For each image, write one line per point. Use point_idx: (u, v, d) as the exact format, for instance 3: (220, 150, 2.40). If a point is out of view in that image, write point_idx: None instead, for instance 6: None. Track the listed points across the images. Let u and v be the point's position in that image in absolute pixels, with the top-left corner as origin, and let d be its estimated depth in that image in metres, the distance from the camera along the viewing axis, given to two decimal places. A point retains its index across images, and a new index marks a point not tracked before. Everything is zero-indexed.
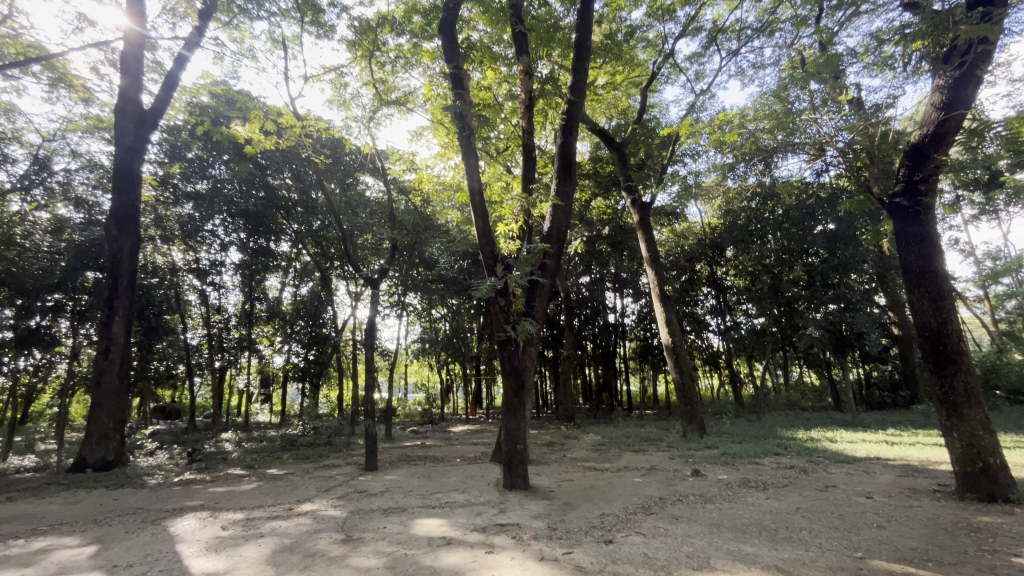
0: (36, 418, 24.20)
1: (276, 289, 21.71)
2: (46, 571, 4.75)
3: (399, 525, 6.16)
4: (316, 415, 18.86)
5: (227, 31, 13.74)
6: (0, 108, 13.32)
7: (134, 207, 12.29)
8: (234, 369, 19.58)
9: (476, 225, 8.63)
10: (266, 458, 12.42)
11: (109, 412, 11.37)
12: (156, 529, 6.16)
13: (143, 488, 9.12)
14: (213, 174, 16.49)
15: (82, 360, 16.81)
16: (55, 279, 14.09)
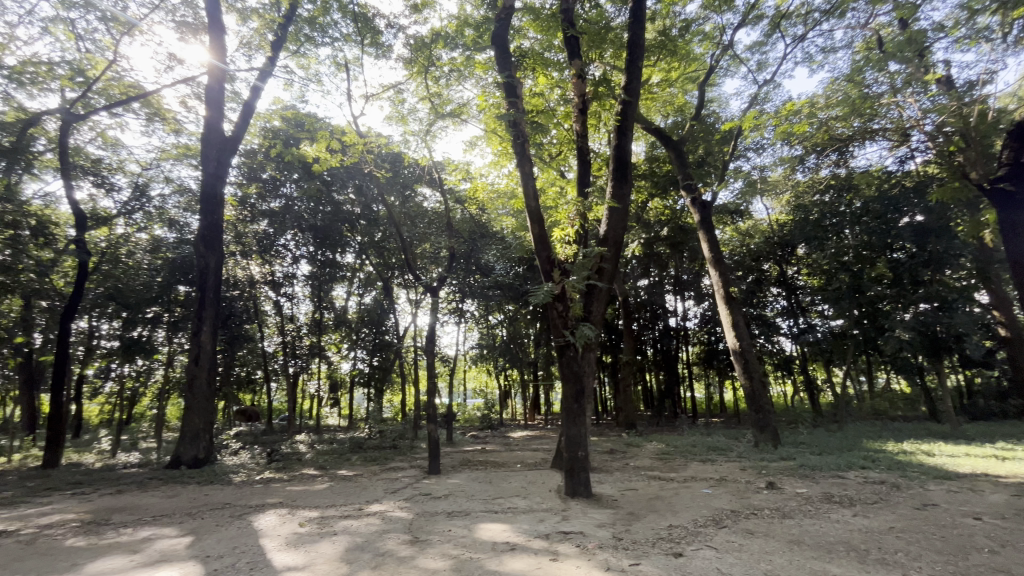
0: (138, 418, 26.84)
1: (343, 299, 22.87)
2: (151, 558, 5.24)
3: (463, 529, 6.25)
4: (381, 420, 19.57)
5: (296, 59, 14.76)
6: (108, 143, 15.05)
7: (218, 227, 13.41)
8: (306, 375, 20.75)
9: (532, 230, 8.65)
10: (337, 460, 13.05)
11: (199, 414, 12.40)
12: (242, 523, 6.63)
13: (230, 485, 9.86)
14: (284, 193, 17.68)
15: (176, 366, 18.47)
16: (153, 293, 15.76)
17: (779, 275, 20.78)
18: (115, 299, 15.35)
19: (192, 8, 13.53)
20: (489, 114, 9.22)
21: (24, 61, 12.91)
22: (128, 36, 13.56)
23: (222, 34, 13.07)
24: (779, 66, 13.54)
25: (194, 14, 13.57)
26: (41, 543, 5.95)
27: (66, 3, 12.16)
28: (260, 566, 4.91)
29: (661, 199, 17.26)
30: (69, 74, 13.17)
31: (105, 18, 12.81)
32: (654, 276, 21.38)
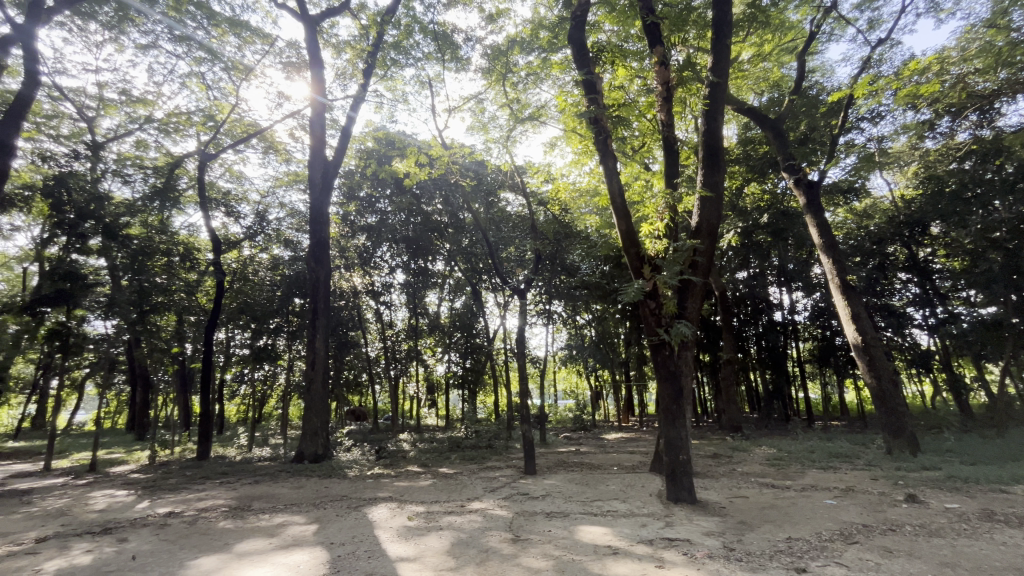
0: (267, 416, 30.31)
1: (435, 304, 24.04)
2: (285, 542, 5.87)
3: (562, 530, 6.23)
4: (476, 420, 20.20)
5: (385, 83, 15.83)
6: (234, 176, 17.24)
7: (325, 243, 14.70)
8: (406, 377, 22.06)
9: (619, 226, 8.45)
10: (438, 458, 13.72)
11: (317, 414, 13.68)
12: (358, 515, 7.20)
13: (346, 478, 10.78)
14: (380, 208, 18.96)
15: (296, 370, 20.58)
16: (275, 306, 17.80)
17: (909, 260, 18.22)
18: (245, 312, 17.50)
19: (295, 49, 15.08)
20: (570, 113, 9.12)
21: (169, 113, 15.24)
22: (246, 80, 15.45)
23: (321, 69, 14.38)
24: (895, 21, 11.96)
25: (297, 54, 15.11)
26: (200, 524, 6.94)
27: (198, 59, 14.15)
28: (376, 556, 5.28)
29: (759, 183, 15.99)
30: (203, 120, 15.31)
31: (227, 68, 14.70)
32: (755, 267, 19.65)
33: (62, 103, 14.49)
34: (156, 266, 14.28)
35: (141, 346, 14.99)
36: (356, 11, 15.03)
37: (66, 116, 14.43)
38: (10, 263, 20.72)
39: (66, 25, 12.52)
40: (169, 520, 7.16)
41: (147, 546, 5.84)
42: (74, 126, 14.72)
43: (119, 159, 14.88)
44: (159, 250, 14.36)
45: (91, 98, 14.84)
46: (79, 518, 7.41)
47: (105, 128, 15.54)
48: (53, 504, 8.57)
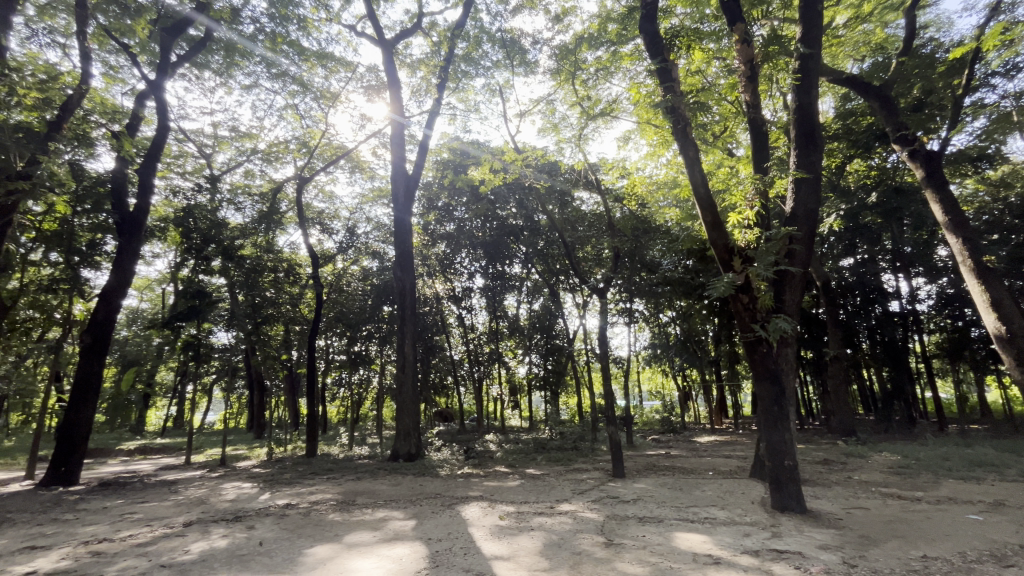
0: (364, 417, 32.52)
1: (514, 307, 24.34)
2: (387, 536, 6.23)
3: (657, 536, 6.00)
4: (560, 421, 20.15)
5: (457, 94, 16.41)
6: (325, 197, 18.75)
7: (409, 253, 15.49)
8: (489, 379, 22.59)
9: (703, 218, 7.99)
10: (524, 459, 13.86)
11: (409, 414, 14.39)
12: (452, 512, 7.48)
13: (438, 477, 11.24)
14: (457, 216, 19.55)
15: (387, 374, 21.88)
16: (367, 314, 19.07)
17: None
18: (342, 320, 18.98)
19: (375, 72, 16.10)
20: (645, 105, 8.75)
21: (270, 143, 16.92)
22: (333, 107, 16.74)
23: (399, 89, 15.20)
24: None
25: (376, 77, 16.11)
26: (313, 516, 7.58)
27: (292, 92, 15.62)
28: (472, 553, 5.43)
29: (864, 159, 14.38)
30: (299, 147, 16.87)
31: (317, 97, 16.05)
32: (862, 252, 18.00)
33: (187, 145, 16.65)
34: (266, 282, 15.92)
35: (257, 353, 16.75)
36: (427, 29, 15.73)
37: (190, 154, 16.54)
38: (153, 286, 24.15)
39: (187, 76, 14.38)
40: (288, 511, 7.91)
41: (271, 534, 6.49)
42: (196, 163, 16.82)
43: (232, 189, 16.79)
44: (267, 267, 15.98)
45: (208, 137, 16.89)
46: (215, 507, 8.42)
47: (220, 162, 17.62)
48: (195, 494, 9.82)
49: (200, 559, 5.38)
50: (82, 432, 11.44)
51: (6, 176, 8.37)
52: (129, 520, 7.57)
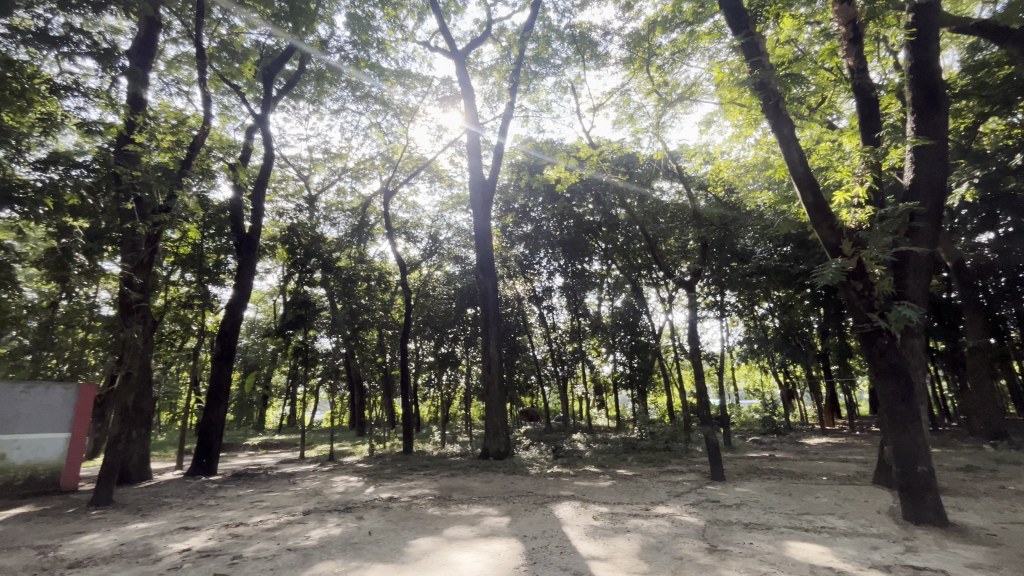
0: (454, 416, 33.80)
1: (595, 305, 23.95)
2: (484, 531, 6.42)
3: (768, 544, 5.57)
4: (649, 421, 19.48)
5: (528, 96, 16.57)
6: (409, 207, 19.78)
7: (489, 256, 15.86)
8: (573, 378, 22.45)
9: (804, 200, 7.26)
10: (614, 459, 13.58)
11: (496, 414, 14.69)
12: (546, 511, 7.53)
13: (529, 476, 11.36)
14: (534, 217, 19.64)
15: (473, 374, 22.54)
16: (452, 317, 19.81)
17: None
18: (429, 323, 19.92)
19: (448, 84, 16.70)
20: (729, 84, 8.23)
21: (358, 161, 18.21)
22: (412, 121, 17.64)
23: (472, 98, 15.64)
24: None
25: (450, 87, 16.71)
26: (414, 509, 8.00)
27: (375, 111, 16.71)
28: (568, 552, 5.43)
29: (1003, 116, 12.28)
30: (383, 162, 17.99)
31: (397, 114, 17.00)
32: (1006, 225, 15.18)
33: (288, 169, 18.42)
34: (360, 290, 17.19)
35: (355, 357, 18.11)
36: (497, 36, 16.04)
37: (291, 178, 18.29)
38: (266, 299, 26.99)
39: (286, 107, 15.91)
40: (391, 504, 8.44)
41: (378, 524, 6.96)
42: (296, 185, 18.53)
43: (327, 207, 18.29)
44: (361, 277, 17.23)
45: (305, 160, 18.55)
46: (328, 498, 9.21)
47: (316, 182, 19.25)
48: (310, 486, 10.80)
49: (320, 544, 5.91)
50: (217, 428, 13.05)
51: (151, 211, 9.78)
52: (259, 507, 8.51)
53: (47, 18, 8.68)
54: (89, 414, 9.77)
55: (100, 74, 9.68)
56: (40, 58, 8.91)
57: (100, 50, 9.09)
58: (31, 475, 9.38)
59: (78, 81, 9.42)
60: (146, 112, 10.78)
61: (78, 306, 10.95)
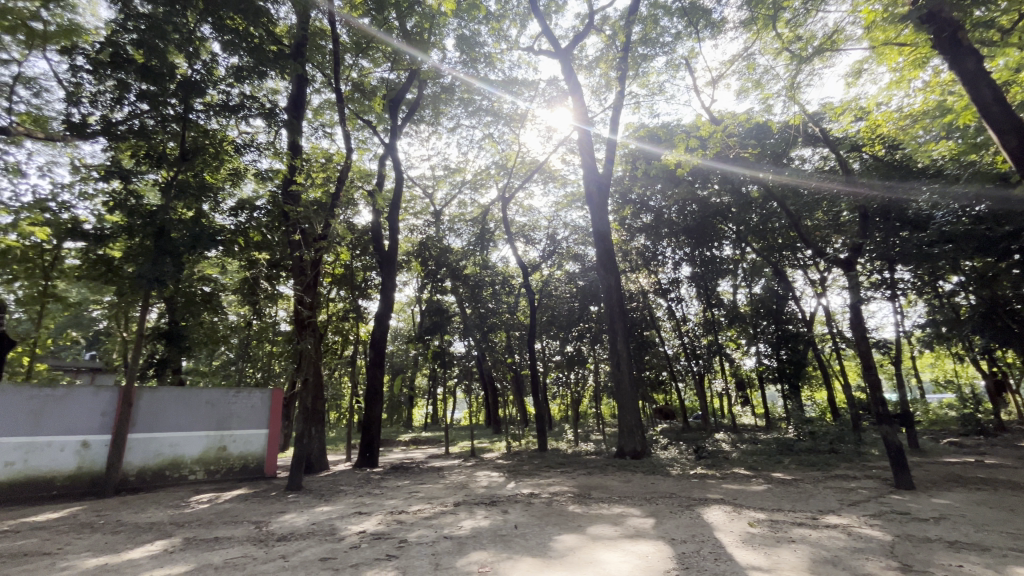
0: (585, 415, 33.71)
1: (730, 293, 22.07)
2: (629, 532, 6.29)
3: (985, 569, 4.58)
4: (807, 419, 17.32)
5: (638, 81, 15.99)
6: (525, 211, 20.29)
7: (610, 251, 15.53)
8: (710, 373, 20.90)
9: (1004, 144, 6.05)
10: (768, 461, 12.32)
11: (629, 412, 14.28)
12: (693, 514, 7.12)
13: (670, 477, 10.86)
14: (654, 205, 18.65)
15: (602, 372, 22.23)
16: (576, 315, 19.85)
17: None
18: (555, 322, 20.37)
19: (554, 83, 16.77)
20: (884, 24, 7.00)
21: (475, 173, 19.20)
22: (522, 127, 18.09)
23: (581, 93, 15.50)
24: None
25: (556, 87, 16.77)
26: (555, 506, 8.16)
27: (488, 123, 17.51)
28: (724, 559, 5.06)
29: None
30: (499, 170, 18.76)
31: (508, 122, 17.59)
32: None
33: (415, 190, 20.10)
34: (487, 295, 18.00)
35: (487, 358, 19.12)
36: (600, 25, 15.71)
37: (418, 197, 19.94)
38: (405, 309, 29.75)
39: (410, 132, 17.47)
40: (533, 500, 8.70)
41: (523, 519, 7.23)
42: (423, 203, 20.15)
43: (451, 219, 19.57)
44: (487, 282, 18.03)
45: (429, 178, 20.07)
46: (475, 491, 9.82)
47: (440, 198, 20.71)
48: (457, 479, 11.65)
49: (472, 534, 6.32)
50: (376, 426, 14.70)
51: (312, 239, 11.33)
52: (416, 497, 9.40)
53: (228, 91, 10.62)
54: (280, 412, 11.81)
55: (268, 130, 11.54)
56: (226, 125, 10.95)
57: (266, 109, 10.95)
58: (245, 463, 11.49)
59: (253, 139, 11.35)
60: (302, 155, 12.57)
61: (266, 325, 13.21)
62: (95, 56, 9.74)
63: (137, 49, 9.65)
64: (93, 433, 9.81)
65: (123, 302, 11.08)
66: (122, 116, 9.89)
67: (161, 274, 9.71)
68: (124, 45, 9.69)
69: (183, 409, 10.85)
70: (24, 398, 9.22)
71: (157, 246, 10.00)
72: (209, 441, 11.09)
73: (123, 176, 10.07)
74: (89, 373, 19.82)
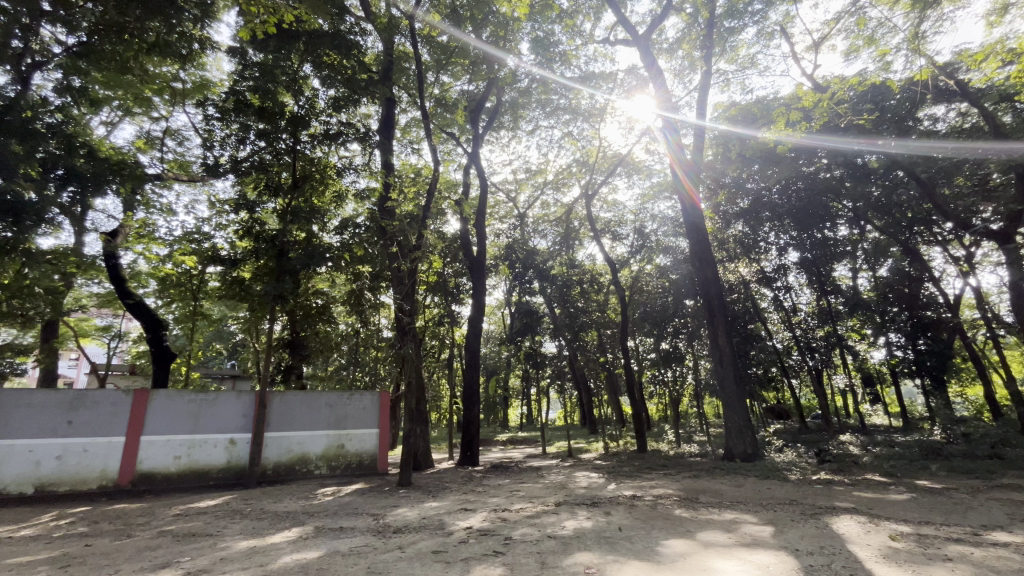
0: (687, 416, 32.06)
1: (849, 278, 19.78)
2: (745, 540, 5.85)
3: None
4: (958, 418, 14.93)
5: (726, 57, 15.01)
6: (610, 206, 19.85)
7: (704, 240, 14.66)
8: (831, 369, 18.85)
9: None
10: (909, 466, 10.80)
11: (736, 412, 13.33)
12: (820, 523, 6.45)
13: (789, 482, 9.95)
14: (751, 188, 17.11)
15: (701, 369, 21.06)
16: (671, 310, 19.02)
17: None
18: (648, 319, 19.64)
19: (633, 72, 16.24)
20: None
21: (556, 173, 19.19)
22: (602, 121, 17.74)
23: (662, 78, 14.84)
24: None
25: (635, 76, 16.22)
26: (660, 509, 7.85)
27: (566, 121, 17.43)
28: None
29: None
30: (580, 166, 18.60)
31: (586, 118, 17.36)
32: None
33: (499, 195, 20.57)
34: (575, 294, 17.80)
35: (579, 359, 18.95)
36: (679, 5, 14.93)
37: (502, 202, 20.36)
38: (496, 312, 30.51)
39: (491, 139, 17.94)
40: (637, 502, 8.43)
41: (627, 521, 7.04)
42: (507, 207, 20.54)
43: (535, 221, 19.74)
44: (575, 281, 17.77)
45: (512, 182, 20.44)
46: (575, 492, 9.76)
47: (523, 201, 20.96)
48: (557, 479, 11.68)
49: (576, 535, 6.29)
50: (475, 426, 15.20)
51: (407, 250, 12.12)
52: (517, 496, 9.57)
53: (328, 121, 11.64)
54: (388, 413, 12.82)
55: (363, 152, 12.51)
56: (329, 153, 12.01)
57: (361, 134, 11.89)
58: (360, 460, 12.50)
59: (352, 162, 12.36)
60: (394, 172, 13.43)
61: (371, 332, 14.28)
62: (220, 104, 11.23)
63: (254, 95, 11.01)
64: (237, 432, 11.29)
65: (253, 318, 12.54)
66: (245, 154, 11.30)
67: (283, 291, 11.11)
68: (243, 92, 11.07)
69: (307, 411, 12.09)
70: (185, 402, 10.91)
71: (279, 265, 11.32)
72: (329, 440, 12.23)
73: (249, 207, 11.59)
74: (231, 379, 22.82)
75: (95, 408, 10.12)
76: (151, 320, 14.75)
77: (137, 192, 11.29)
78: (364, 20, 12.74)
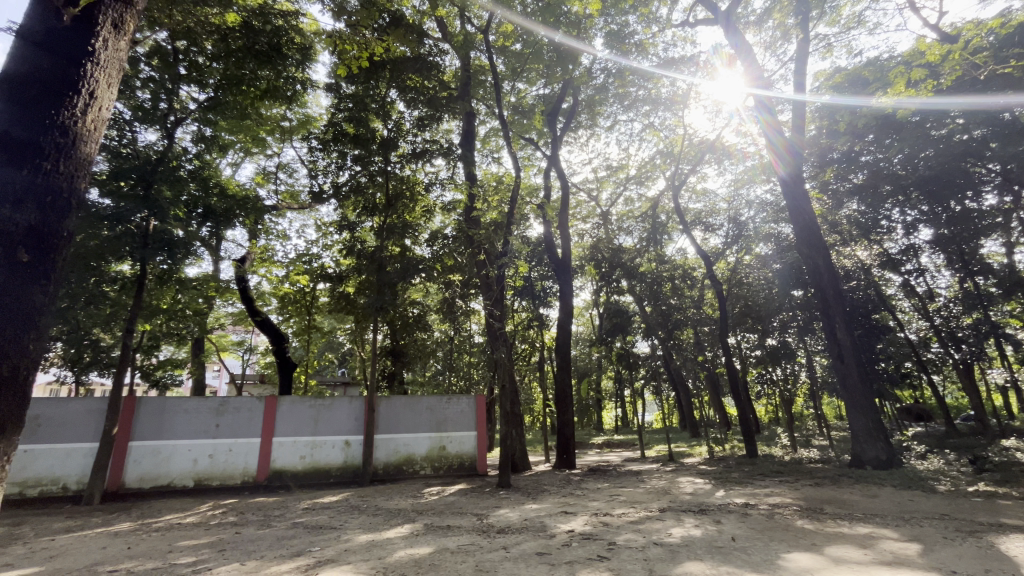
0: (803, 418, 29.14)
1: (1002, 254, 16.83)
2: (885, 558, 5.18)
3: None
4: None
5: (825, 20, 13.56)
6: (699, 195, 18.78)
7: (810, 220, 13.30)
8: (984, 362, 16.11)
9: None
10: None
11: (863, 414, 11.86)
12: (982, 543, 5.51)
13: (937, 493, 8.64)
14: (867, 160, 15.20)
15: (817, 366, 19.09)
16: (776, 302, 17.50)
17: None
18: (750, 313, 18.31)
19: (718, 51, 15.26)
20: None
21: (640, 166, 18.57)
22: (685, 107, 16.87)
23: (751, 54, 13.78)
24: None
25: (720, 55, 15.24)
26: (779, 519, 7.21)
27: (647, 113, 16.83)
28: None
29: None
30: (665, 158, 17.84)
31: (669, 105, 16.63)
32: None
33: (580, 195, 20.37)
34: (667, 291, 16.93)
35: (676, 358, 18.06)
36: None
37: (584, 202, 20.14)
38: (584, 313, 30.13)
39: (570, 140, 17.88)
40: (750, 511, 7.83)
41: (740, 531, 6.56)
42: (590, 207, 20.25)
43: (619, 218, 19.26)
44: (666, 277, 16.96)
45: (593, 181, 20.16)
46: (680, 498, 9.30)
47: (606, 199, 20.55)
48: (659, 484, 11.21)
49: (684, 544, 5.99)
50: (570, 429, 15.11)
51: (494, 256, 12.48)
52: (619, 500, 9.33)
53: (414, 141, 12.36)
54: (485, 415, 13.26)
55: (448, 166, 13.07)
56: (416, 170, 12.70)
57: (445, 149, 12.42)
58: (461, 462, 13.00)
59: (437, 176, 12.97)
60: (478, 183, 13.87)
61: (464, 337, 14.83)
62: (322, 136, 12.39)
63: (349, 124, 12.00)
64: (352, 434, 12.32)
65: (360, 329, 13.58)
66: (344, 179, 12.36)
67: (384, 302, 12.01)
68: (340, 123, 12.16)
69: (410, 414, 12.86)
70: (306, 406, 12.14)
71: (379, 278, 12.18)
72: (432, 441, 12.88)
73: (350, 228, 12.66)
74: (342, 386, 24.84)
75: (236, 413, 11.64)
76: (276, 334, 16.62)
77: (258, 221, 12.77)
78: (442, 40, 13.41)
